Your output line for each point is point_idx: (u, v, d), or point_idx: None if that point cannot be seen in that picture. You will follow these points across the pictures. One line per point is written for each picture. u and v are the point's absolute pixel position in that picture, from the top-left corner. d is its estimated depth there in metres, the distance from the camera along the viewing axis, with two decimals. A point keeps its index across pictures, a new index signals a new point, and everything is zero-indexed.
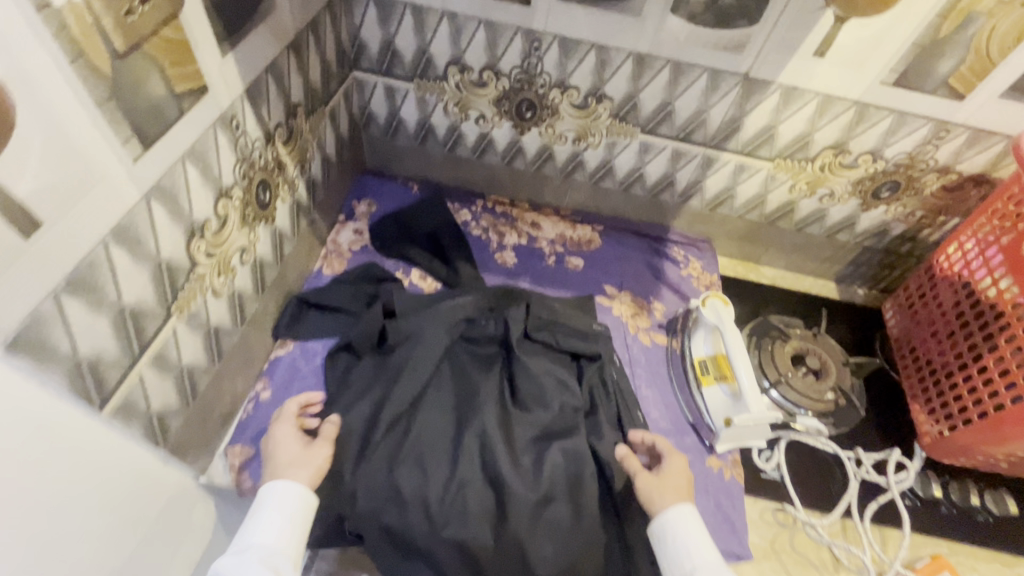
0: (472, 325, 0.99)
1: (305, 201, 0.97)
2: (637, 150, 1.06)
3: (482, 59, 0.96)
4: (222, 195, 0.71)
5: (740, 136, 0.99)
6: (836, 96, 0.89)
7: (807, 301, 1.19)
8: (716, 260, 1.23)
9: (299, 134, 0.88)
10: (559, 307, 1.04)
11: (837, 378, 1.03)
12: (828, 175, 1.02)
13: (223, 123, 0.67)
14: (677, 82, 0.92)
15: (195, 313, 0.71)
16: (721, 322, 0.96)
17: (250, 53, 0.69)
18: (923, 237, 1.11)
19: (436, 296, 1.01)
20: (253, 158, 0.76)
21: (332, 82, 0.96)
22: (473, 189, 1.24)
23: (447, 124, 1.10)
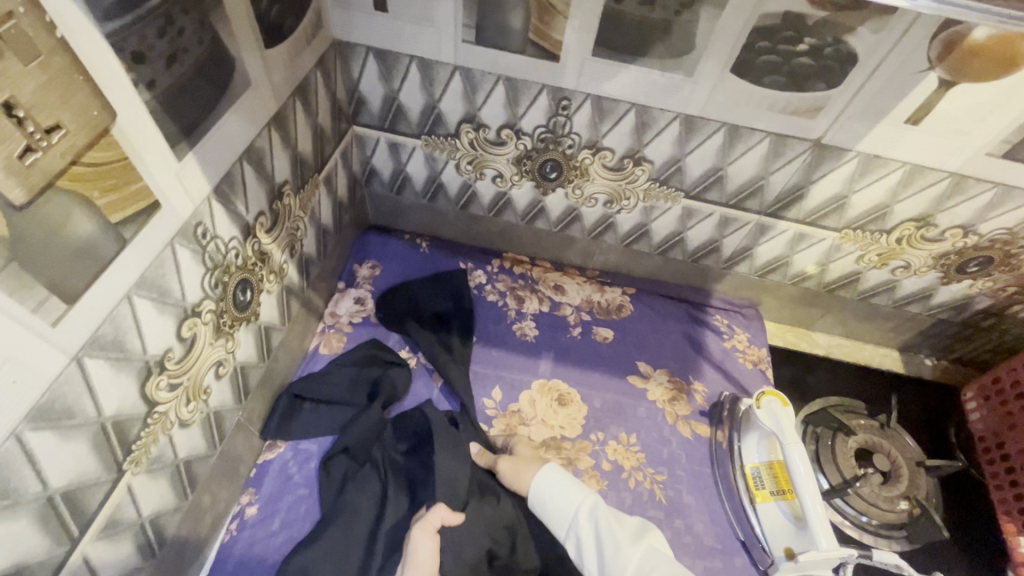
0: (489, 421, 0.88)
1: (297, 282, 0.85)
2: (678, 215, 0.92)
3: (500, 117, 0.82)
4: (189, 315, 0.59)
5: (803, 205, 0.84)
6: (926, 167, 0.74)
7: (870, 378, 1.04)
8: (764, 328, 1.08)
9: (287, 214, 0.75)
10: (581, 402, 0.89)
11: (910, 484, 0.88)
12: (904, 248, 0.87)
13: (185, 236, 0.55)
14: (732, 147, 0.78)
15: (158, 456, 0.59)
16: (779, 428, 0.81)
17: (218, 143, 0.56)
18: (1011, 312, 0.95)
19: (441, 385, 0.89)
20: (228, 260, 0.64)
21: (327, 145, 0.83)
22: (488, 246, 1.11)
23: (460, 182, 0.97)
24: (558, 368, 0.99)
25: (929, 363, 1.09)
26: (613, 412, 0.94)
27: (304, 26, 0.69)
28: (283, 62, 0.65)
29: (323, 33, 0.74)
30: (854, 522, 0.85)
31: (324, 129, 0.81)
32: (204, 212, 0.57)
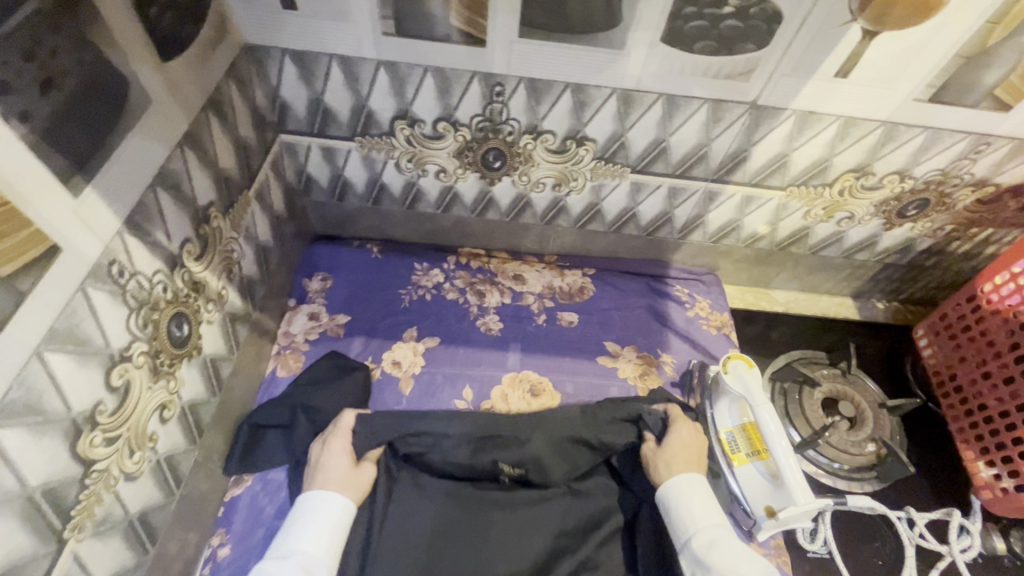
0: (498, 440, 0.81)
1: (241, 306, 0.80)
2: (628, 191, 0.91)
3: (435, 110, 0.79)
4: (119, 361, 0.54)
5: (747, 167, 0.84)
6: (860, 118, 0.75)
7: (829, 329, 1.07)
8: (723, 292, 1.09)
9: (218, 237, 0.70)
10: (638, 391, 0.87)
11: (875, 426, 0.91)
12: (847, 199, 0.89)
13: (99, 278, 0.50)
14: (671, 117, 0.77)
15: (106, 514, 0.55)
16: (748, 391, 0.82)
17: (123, 171, 0.51)
18: (951, 249, 0.99)
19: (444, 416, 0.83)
20: (155, 296, 0.59)
21: (254, 157, 0.78)
22: (442, 243, 1.08)
23: (403, 181, 0.93)
24: (527, 359, 0.97)
25: (881, 306, 1.13)
26: (587, 395, 0.94)
27: (206, 31, 0.63)
28: (186, 74, 0.60)
29: (229, 38, 0.68)
30: (826, 470, 0.90)
31: (248, 141, 0.76)
32: (118, 248, 0.52)
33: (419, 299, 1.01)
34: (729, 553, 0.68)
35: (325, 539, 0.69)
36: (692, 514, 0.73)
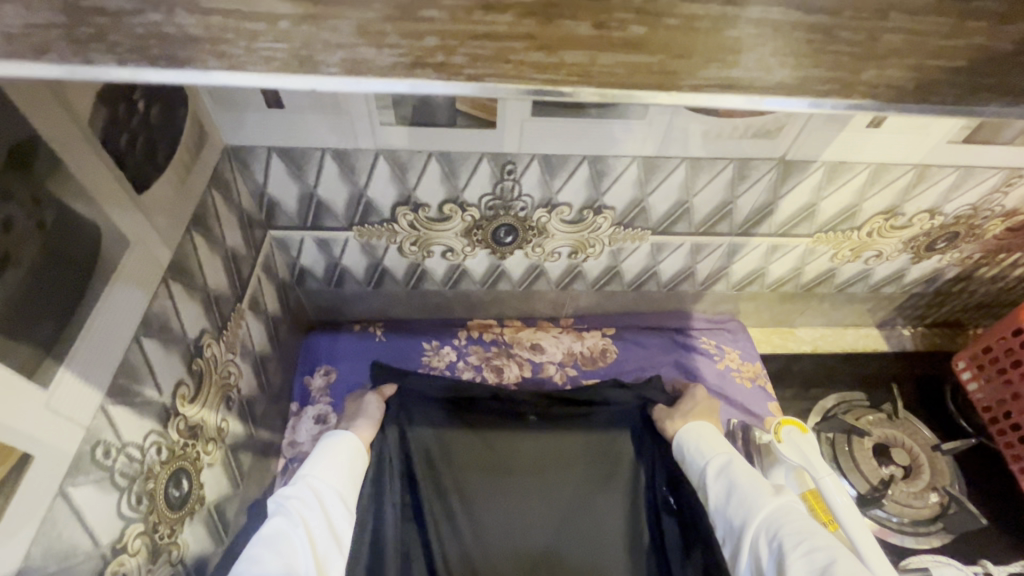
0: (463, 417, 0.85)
1: (242, 432, 0.71)
2: (648, 252, 0.85)
3: (440, 193, 0.72)
4: (113, 553, 0.45)
5: (774, 219, 0.80)
6: (891, 163, 0.72)
7: (863, 366, 1.02)
8: (751, 339, 1.04)
9: (212, 367, 0.61)
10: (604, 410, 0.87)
11: (931, 473, 0.87)
12: (875, 239, 0.85)
13: (79, 473, 0.41)
14: (696, 178, 0.72)
15: None
16: (805, 459, 0.76)
17: (100, 339, 0.43)
18: (978, 275, 0.96)
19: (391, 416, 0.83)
20: (148, 463, 0.50)
21: (245, 266, 0.70)
22: (450, 318, 1.01)
23: (406, 264, 0.86)
24: None
25: (909, 333, 1.09)
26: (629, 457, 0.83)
27: (184, 141, 0.55)
28: (166, 199, 0.52)
29: (209, 144, 0.61)
30: (889, 526, 0.83)
31: (237, 250, 0.68)
32: (101, 425, 0.44)
33: None
34: (742, 471, 0.67)
35: (278, 513, 0.60)
36: (702, 447, 0.73)
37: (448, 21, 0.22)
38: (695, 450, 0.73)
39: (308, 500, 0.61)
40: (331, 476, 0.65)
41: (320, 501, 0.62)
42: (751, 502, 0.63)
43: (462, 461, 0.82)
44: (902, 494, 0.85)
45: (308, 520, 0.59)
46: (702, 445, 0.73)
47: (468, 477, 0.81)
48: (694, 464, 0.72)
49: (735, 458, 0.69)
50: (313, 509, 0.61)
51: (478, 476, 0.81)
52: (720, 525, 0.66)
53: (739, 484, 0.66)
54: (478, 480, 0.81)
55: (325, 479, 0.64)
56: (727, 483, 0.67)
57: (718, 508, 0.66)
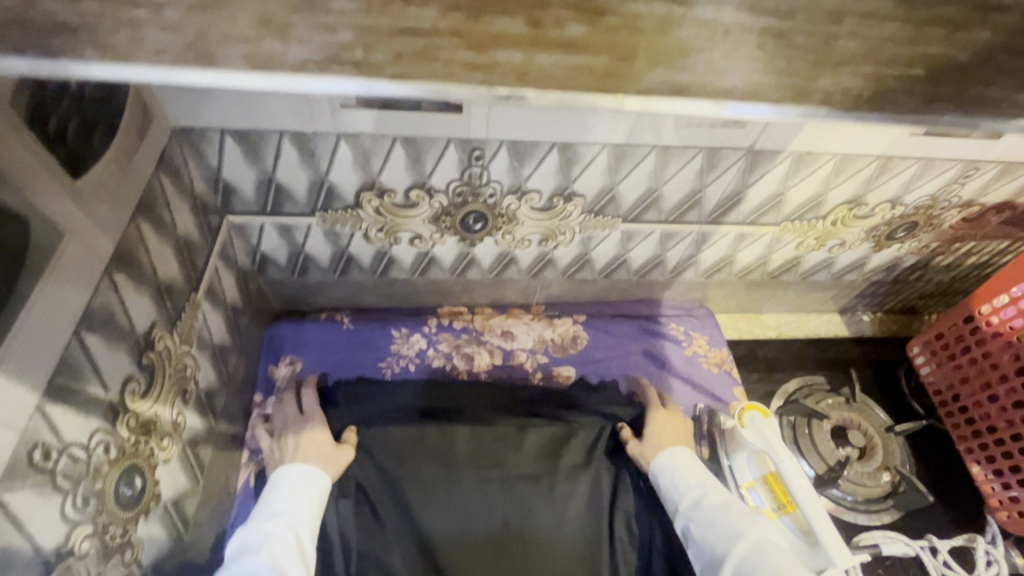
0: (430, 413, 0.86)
1: (201, 427, 0.68)
2: (618, 239, 0.85)
3: (406, 178, 0.70)
4: (53, 562, 0.43)
5: (742, 208, 0.80)
6: (855, 155, 0.72)
7: (823, 351, 1.06)
8: (718, 325, 1.06)
9: (166, 361, 0.59)
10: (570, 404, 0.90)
11: (884, 452, 0.91)
12: (839, 228, 0.87)
13: (15, 476, 0.39)
14: (665, 166, 0.72)
15: None
16: (767, 446, 0.77)
17: (35, 337, 0.40)
18: (935, 263, 0.99)
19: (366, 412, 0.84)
20: (95, 463, 0.48)
21: (199, 253, 0.67)
22: (419, 305, 1.00)
23: (373, 252, 0.84)
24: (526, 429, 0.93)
25: (868, 319, 1.12)
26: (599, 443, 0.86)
27: (125, 124, 0.52)
28: (105, 186, 0.49)
29: (154, 127, 0.57)
30: (843, 505, 0.86)
31: (191, 238, 0.65)
32: (39, 426, 0.41)
33: (402, 370, 0.93)
34: (717, 508, 0.73)
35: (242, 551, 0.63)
36: (680, 480, 0.78)
37: (362, 13, 0.23)
38: (671, 483, 0.78)
39: (280, 535, 0.64)
40: (294, 508, 0.68)
41: (283, 533, 0.65)
42: (729, 536, 0.69)
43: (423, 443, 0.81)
44: (857, 475, 0.88)
45: (284, 560, 0.62)
46: (677, 478, 0.78)
47: (422, 454, 0.80)
48: (670, 500, 0.78)
49: (709, 491, 0.75)
50: (286, 543, 0.64)
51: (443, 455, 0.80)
52: (696, 558, 0.71)
53: (715, 519, 0.71)
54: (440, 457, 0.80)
55: (287, 510, 0.68)
56: (702, 517, 0.72)
57: (695, 542, 0.71)
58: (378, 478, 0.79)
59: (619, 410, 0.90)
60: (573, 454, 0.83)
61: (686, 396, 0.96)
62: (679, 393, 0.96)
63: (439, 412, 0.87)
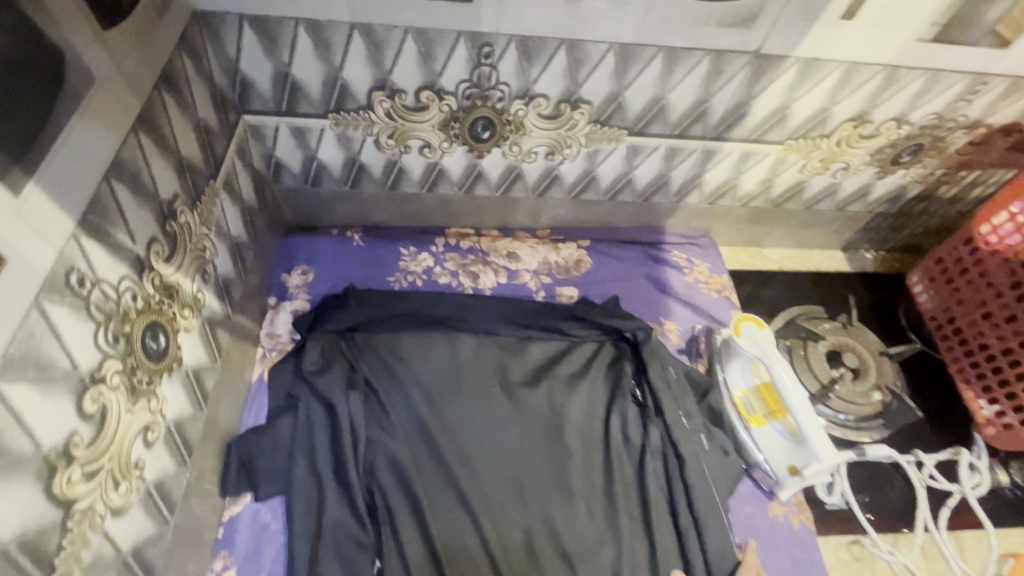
0: (435, 321, 0.90)
1: (219, 310, 0.72)
2: (624, 155, 0.87)
3: (417, 77, 0.72)
4: (89, 385, 0.47)
5: (748, 122, 0.81)
6: (862, 63, 0.73)
7: (824, 283, 1.07)
8: (720, 255, 1.07)
9: (187, 235, 0.62)
10: (567, 320, 0.92)
11: (879, 374, 0.93)
12: (844, 149, 0.88)
13: (55, 290, 0.42)
14: (672, 71, 0.73)
15: (95, 557, 0.48)
16: (763, 353, 0.80)
17: (70, 167, 0.43)
18: (939, 194, 1.00)
19: (374, 316, 0.88)
20: (124, 307, 0.51)
21: (218, 144, 0.70)
22: (428, 225, 1.02)
23: (383, 161, 0.86)
24: None
25: (870, 257, 1.14)
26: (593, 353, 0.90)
27: None
28: (131, 46, 0.51)
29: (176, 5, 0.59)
30: (833, 421, 0.90)
31: (210, 126, 0.68)
32: (75, 253, 0.44)
33: (409, 285, 0.96)
34: None
35: None
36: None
37: None
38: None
39: None
40: None
41: None
42: None
43: (431, 347, 0.86)
44: (850, 394, 0.91)
45: None
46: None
47: (431, 353, 0.86)
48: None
49: None
50: None
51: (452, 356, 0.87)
52: None
53: None
54: (449, 356, 0.86)
55: None
56: None
57: None
58: (383, 389, 0.82)
59: (621, 326, 0.90)
60: (571, 360, 0.89)
61: (685, 318, 0.98)
62: (679, 315, 0.99)
63: (439, 321, 0.90)
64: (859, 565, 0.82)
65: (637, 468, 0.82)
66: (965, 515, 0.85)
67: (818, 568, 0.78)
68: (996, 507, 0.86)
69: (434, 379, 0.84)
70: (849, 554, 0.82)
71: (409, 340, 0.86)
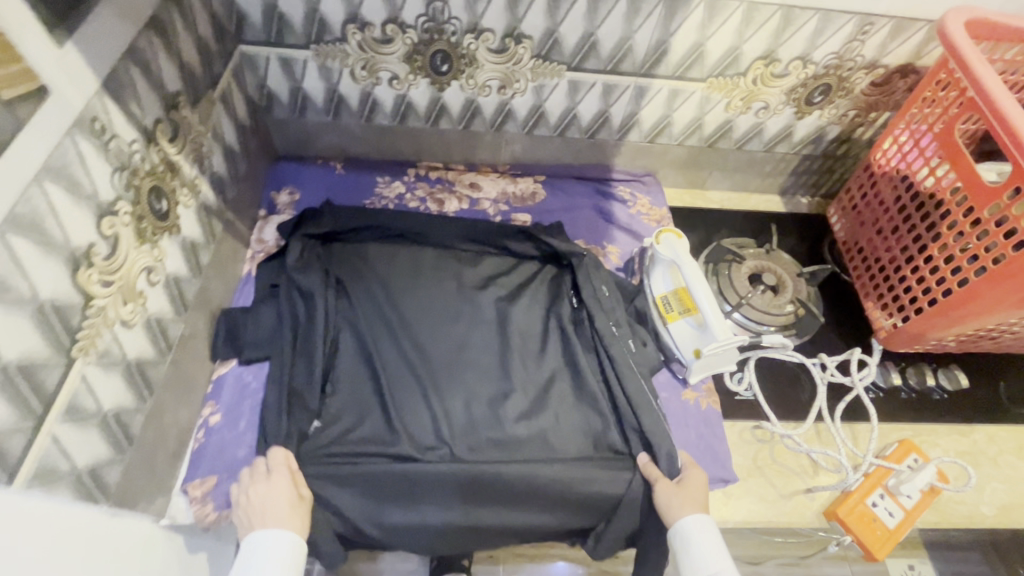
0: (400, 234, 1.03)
1: (213, 202, 0.86)
2: (566, 90, 1.00)
3: (382, 11, 0.86)
4: (105, 213, 0.61)
5: (670, 59, 0.94)
6: (759, 3, 0.86)
7: (757, 220, 1.19)
8: (663, 193, 1.20)
9: (187, 127, 0.77)
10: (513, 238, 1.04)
11: (794, 290, 1.04)
12: (760, 87, 1.00)
13: (83, 128, 0.57)
14: (597, 8, 0.86)
15: (106, 350, 0.63)
16: (677, 256, 0.93)
17: (97, 39, 0.58)
18: (857, 136, 1.12)
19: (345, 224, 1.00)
20: (134, 163, 0.66)
21: (216, 63, 0.85)
22: (402, 159, 1.16)
23: (359, 92, 1.00)
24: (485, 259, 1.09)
25: (805, 201, 1.25)
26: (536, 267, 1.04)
27: None
28: None
29: None
30: (750, 327, 1.00)
31: (210, 46, 0.82)
32: (99, 107, 0.59)
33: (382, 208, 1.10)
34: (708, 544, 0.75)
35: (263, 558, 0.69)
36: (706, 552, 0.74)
37: None
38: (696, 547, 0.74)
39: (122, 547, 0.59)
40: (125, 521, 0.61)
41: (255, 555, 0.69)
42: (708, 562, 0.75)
43: (397, 255, 1.00)
44: (766, 305, 1.01)
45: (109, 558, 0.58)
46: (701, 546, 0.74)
47: (396, 259, 1.00)
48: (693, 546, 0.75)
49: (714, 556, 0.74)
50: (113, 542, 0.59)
51: (415, 262, 1.00)
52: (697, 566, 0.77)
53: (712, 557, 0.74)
54: (411, 262, 1.00)
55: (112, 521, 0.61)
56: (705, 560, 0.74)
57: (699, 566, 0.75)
58: (350, 284, 0.95)
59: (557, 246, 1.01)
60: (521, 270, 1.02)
61: (626, 243, 1.11)
62: (620, 239, 1.11)
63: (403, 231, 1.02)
64: (760, 445, 0.93)
65: (568, 357, 0.95)
66: (860, 409, 0.96)
67: (718, 440, 0.90)
68: (891, 404, 0.97)
69: (398, 281, 0.97)
70: (752, 437, 0.94)
71: (382, 249, 1.00)
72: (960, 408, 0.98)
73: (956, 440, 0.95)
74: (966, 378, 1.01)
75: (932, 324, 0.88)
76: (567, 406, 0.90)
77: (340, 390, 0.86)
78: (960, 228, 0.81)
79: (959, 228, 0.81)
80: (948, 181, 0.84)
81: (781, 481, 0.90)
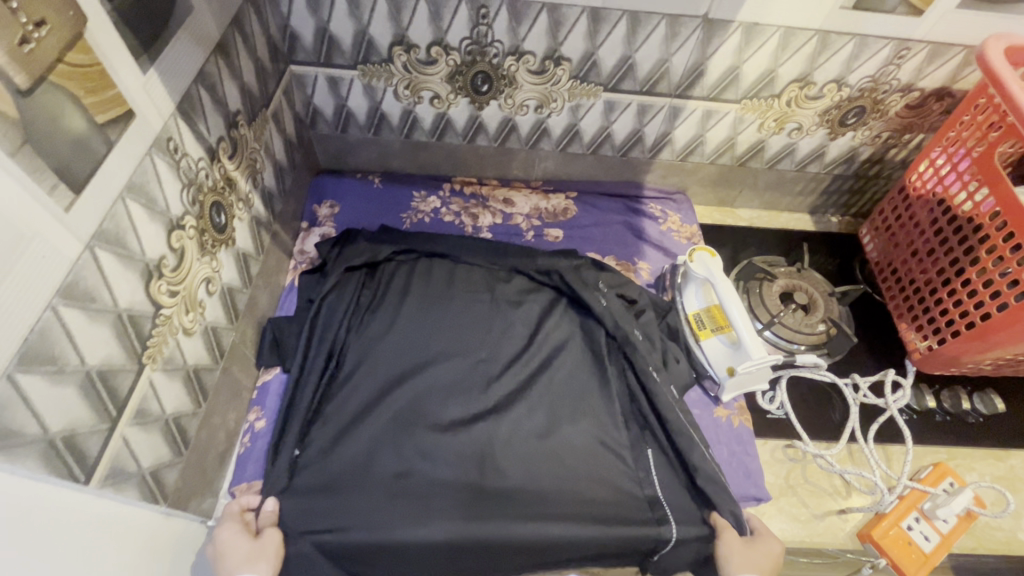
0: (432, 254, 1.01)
1: (263, 214, 0.90)
2: (602, 110, 1.02)
3: (428, 34, 0.90)
4: (174, 227, 0.65)
5: (706, 81, 0.96)
6: (796, 28, 0.87)
7: (787, 238, 1.20)
8: (693, 210, 1.21)
9: (243, 144, 0.80)
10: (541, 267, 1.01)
11: (826, 310, 1.03)
12: (794, 109, 1.01)
13: (160, 148, 0.61)
14: (636, 32, 0.88)
15: (170, 357, 0.66)
16: (711, 275, 0.95)
17: (172, 65, 0.61)
18: (890, 157, 1.12)
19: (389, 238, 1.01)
20: (199, 180, 0.69)
21: (270, 82, 0.89)
22: (438, 174, 1.19)
23: (401, 110, 1.04)
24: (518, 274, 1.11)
25: (835, 220, 1.26)
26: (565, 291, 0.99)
27: None
28: None
29: None
30: (779, 346, 1.01)
31: (265, 66, 0.86)
32: (174, 128, 0.63)
33: (418, 222, 1.12)
34: None
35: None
36: None
37: None
38: None
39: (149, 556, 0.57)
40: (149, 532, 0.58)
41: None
42: None
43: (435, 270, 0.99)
44: (797, 325, 1.00)
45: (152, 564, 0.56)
46: None
47: (432, 272, 0.99)
48: None
49: None
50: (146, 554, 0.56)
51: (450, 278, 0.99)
52: None
53: None
54: (447, 279, 0.98)
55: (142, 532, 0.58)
56: None
57: None
58: (390, 297, 0.95)
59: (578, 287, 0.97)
60: None
61: (656, 259, 1.13)
62: (651, 256, 1.13)
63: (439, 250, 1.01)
64: (792, 464, 0.94)
65: None
66: (894, 430, 0.96)
67: (752, 459, 0.90)
68: (925, 426, 0.97)
69: (432, 300, 0.95)
70: (785, 455, 0.94)
71: (419, 264, 1.00)
72: (996, 433, 0.97)
73: (992, 465, 0.94)
74: (1002, 403, 1.00)
75: (968, 348, 0.87)
76: (593, 437, 0.84)
77: (358, 415, 0.83)
78: (1000, 254, 0.81)
79: (999, 254, 0.81)
80: (987, 206, 0.84)
81: (813, 500, 0.90)
